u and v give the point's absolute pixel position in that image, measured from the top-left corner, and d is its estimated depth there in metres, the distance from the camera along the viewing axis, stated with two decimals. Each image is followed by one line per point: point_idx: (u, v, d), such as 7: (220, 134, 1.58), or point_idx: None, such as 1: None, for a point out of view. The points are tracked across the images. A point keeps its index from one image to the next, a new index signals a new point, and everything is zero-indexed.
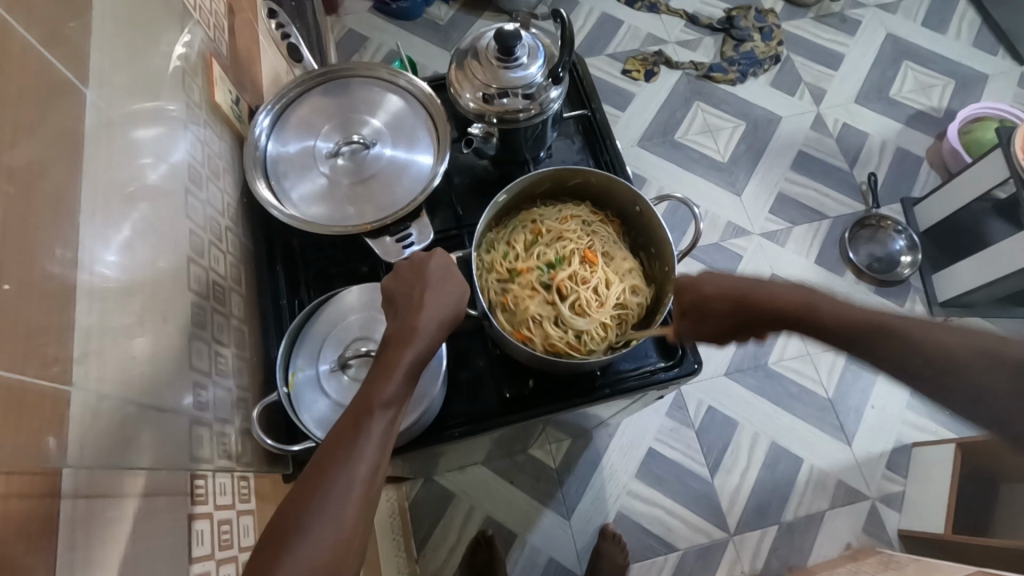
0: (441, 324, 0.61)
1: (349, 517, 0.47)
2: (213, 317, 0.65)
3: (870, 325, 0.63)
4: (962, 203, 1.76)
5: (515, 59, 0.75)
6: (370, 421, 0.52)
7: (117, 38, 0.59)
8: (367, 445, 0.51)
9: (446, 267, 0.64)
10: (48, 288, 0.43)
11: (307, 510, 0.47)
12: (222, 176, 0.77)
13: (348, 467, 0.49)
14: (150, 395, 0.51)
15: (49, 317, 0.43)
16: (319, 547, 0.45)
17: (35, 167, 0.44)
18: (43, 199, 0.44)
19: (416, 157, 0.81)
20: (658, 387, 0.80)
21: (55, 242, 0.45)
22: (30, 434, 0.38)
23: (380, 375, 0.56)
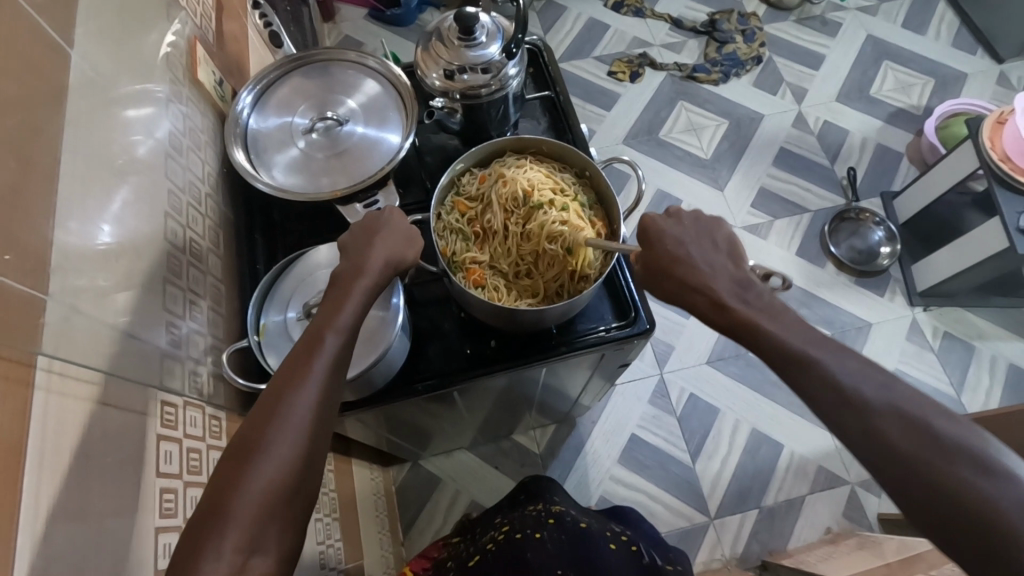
0: (388, 269, 0.66)
1: (308, 435, 0.52)
2: (189, 269, 0.71)
3: (827, 342, 0.58)
4: (937, 194, 1.80)
5: (475, 39, 0.81)
6: (321, 352, 0.57)
7: (105, 11, 0.65)
8: (322, 373, 0.55)
9: (396, 220, 0.69)
10: (33, 211, 0.49)
11: (267, 429, 0.51)
12: (204, 149, 0.83)
13: (305, 392, 0.54)
14: (124, 323, 0.56)
15: (33, 234, 0.48)
16: (280, 460, 0.50)
17: (28, 117, 0.50)
18: (36, 139, 0.51)
19: (385, 133, 0.87)
20: (613, 347, 0.84)
21: (41, 173, 0.51)
22: (14, 337, 0.43)
23: (329, 314, 0.60)
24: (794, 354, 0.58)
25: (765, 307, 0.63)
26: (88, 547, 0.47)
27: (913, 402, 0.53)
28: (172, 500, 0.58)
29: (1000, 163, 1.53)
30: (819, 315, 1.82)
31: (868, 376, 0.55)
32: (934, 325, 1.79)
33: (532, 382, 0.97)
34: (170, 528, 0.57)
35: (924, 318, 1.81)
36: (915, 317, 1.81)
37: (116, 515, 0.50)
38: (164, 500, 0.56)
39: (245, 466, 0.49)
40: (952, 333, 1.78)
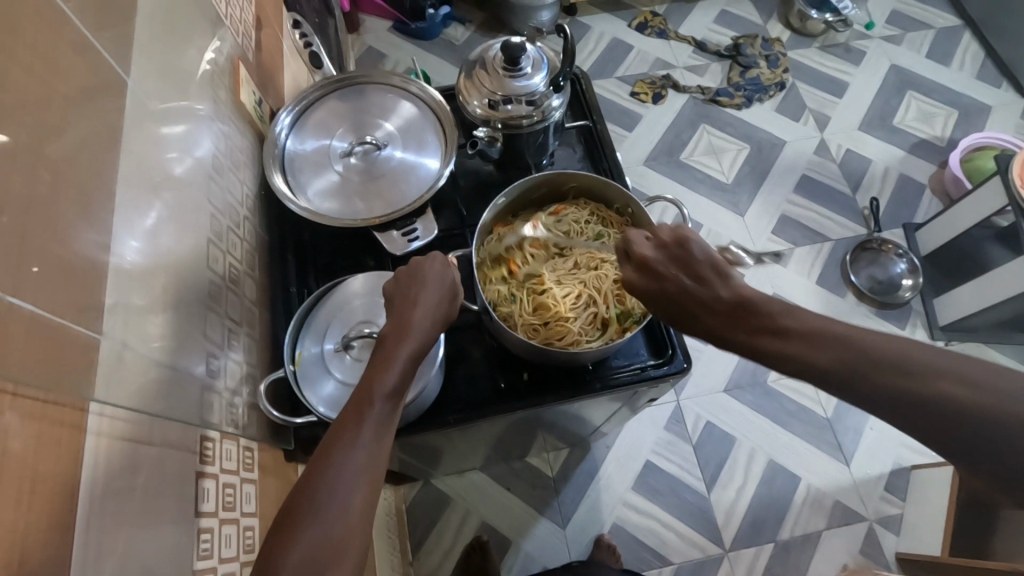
0: (435, 322, 0.65)
1: (359, 499, 0.50)
2: (227, 295, 0.70)
3: (854, 357, 0.53)
4: (961, 229, 1.79)
5: (520, 69, 0.80)
6: (372, 412, 0.55)
7: (156, 37, 0.65)
8: (369, 433, 0.54)
9: (441, 268, 0.68)
10: (84, 258, 0.47)
11: (319, 491, 0.50)
12: (243, 169, 0.82)
13: (356, 454, 0.52)
14: (166, 356, 0.55)
15: (83, 283, 0.47)
16: (332, 526, 0.48)
17: (82, 148, 0.49)
18: (86, 159, 0.49)
19: (423, 159, 0.86)
20: (647, 386, 0.83)
21: (95, 216, 0.50)
22: (68, 379, 0.42)
23: (377, 369, 0.59)
24: (841, 381, 0.53)
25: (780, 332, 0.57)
26: None
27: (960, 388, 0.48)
28: (209, 539, 0.56)
29: None
30: None
31: (902, 378, 0.51)
32: None
33: (560, 412, 0.95)
34: (207, 569, 0.55)
35: None
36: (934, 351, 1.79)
37: (158, 558, 0.49)
38: (203, 540, 0.55)
39: (294, 534, 0.47)
40: None
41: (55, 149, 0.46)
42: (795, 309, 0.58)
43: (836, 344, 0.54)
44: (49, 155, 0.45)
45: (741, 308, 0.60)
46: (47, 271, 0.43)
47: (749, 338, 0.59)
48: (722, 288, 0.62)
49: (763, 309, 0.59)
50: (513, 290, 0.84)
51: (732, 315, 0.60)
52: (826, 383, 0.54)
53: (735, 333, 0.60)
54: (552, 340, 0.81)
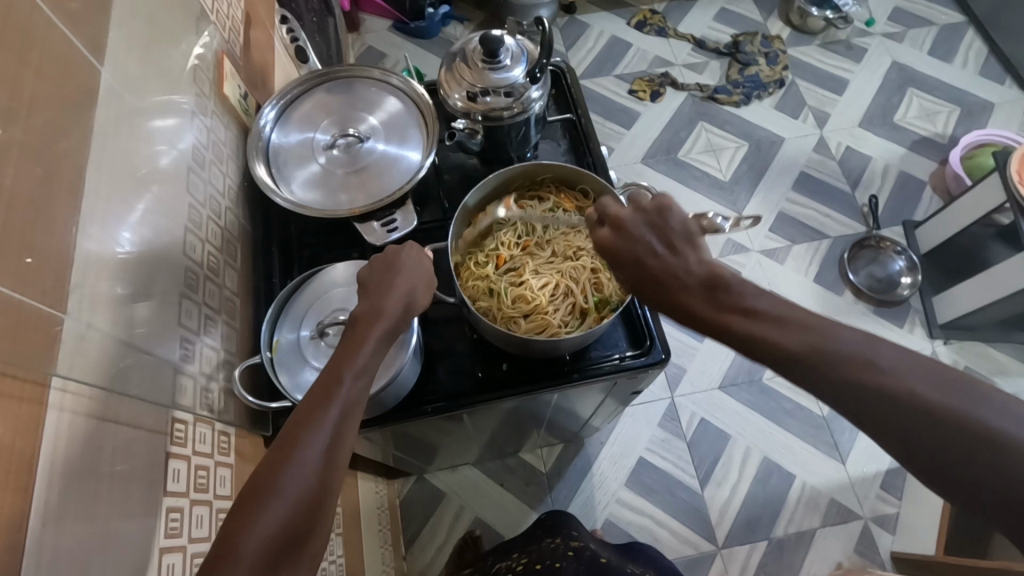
0: (408, 310, 0.66)
1: (321, 481, 0.51)
2: (206, 283, 0.71)
3: (813, 341, 0.52)
4: (961, 226, 1.77)
5: (499, 62, 0.81)
6: (340, 394, 0.56)
7: (138, 30, 0.66)
8: (335, 415, 0.55)
9: (416, 258, 0.69)
10: (59, 244, 0.49)
11: (280, 472, 0.51)
12: (226, 162, 0.84)
13: (322, 435, 0.53)
14: (139, 340, 0.57)
15: (56, 264, 0.48)
16: (293, 505, 0.49)
17: (55, 135, 0.50)
18: (60, 148, 0.51)
19: (405, 151, 0.87)
20: (626, 377, 0.83)
21: (70, 203, 0.51)
22: (35, 363, 0.44)
23: (347, 353, 0.60)
24: (800, 369, 0.52)
25: (748, 312, 0.55)
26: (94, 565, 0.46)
27: (922, 388, 0.47)
28: (177, 519, 0.57)
29: None
30: None
31: (856, 369, 0.49)
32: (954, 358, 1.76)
33: (542, 404, 0.96)
34: (175, 547, 0.56)
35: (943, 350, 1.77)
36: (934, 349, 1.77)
37: (124, 532, 0.50)
38: (170, 519, 0.56)
39: (255, 510, 0.48)
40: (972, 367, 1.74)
41: (27, 141, 0.47)
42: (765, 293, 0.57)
43: (801, 329, 0.53)
44: (22, 145, 0.47)
45: (712, 284, 0.57)
46: (22, 261, 0.45)
47: (715, 318, 0.57)
48: (701, 266, 0.59)
49: (735, 288, 0.57)
50: (492, 282, 0.86)
51: (710, 289, 0.58)
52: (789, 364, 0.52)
53: (704, 311, 0.57)
54: (532, 330, 0.82)
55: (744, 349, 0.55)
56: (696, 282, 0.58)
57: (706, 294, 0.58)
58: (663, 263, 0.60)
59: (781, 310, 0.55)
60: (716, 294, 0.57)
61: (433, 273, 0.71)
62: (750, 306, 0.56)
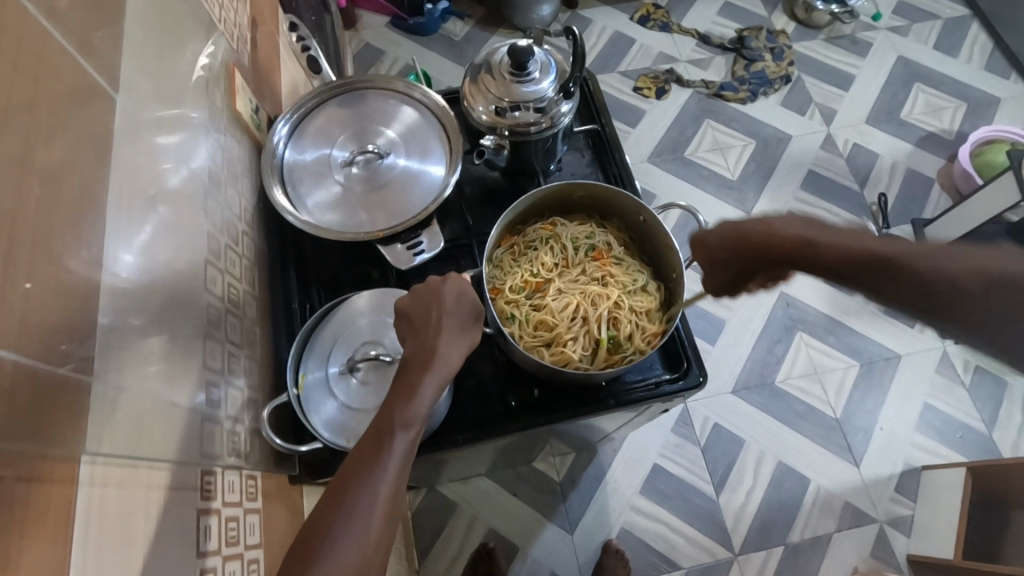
0: (459, 352, 0.62)
1: (374, 531, 0.48)
2: (227, 317, 0.67)
3: None
4: (972, 224, 1.76)
5: (527, 74, 0.77)
6: (393, 441, 0.53)
7: (145, 44, 0.62)
8: (390, 464, 0.52)
9: (465, 291, 0.66)
10: (65, 278, 0.45)
11: (333, 524, 0.47)
12: (240, 181, 0.79)
13: (375, 484, 0.50)
14: (163, 389, 0.53)
15: (64, 306, 0.44)
16: (348, 557, 0.46)
17: (57, 158, 0.46)
18: (67, 190, 0.46)
19: (428, 167, 0.83)
20: (662, 402, 0.80)
21: (72, 231, 0.47)
22: (52, 431, 0.40)
23: (400, 397, 0.57)
24: None
25: None
26: None
27: None
28: None
29: None
30: (847, 345, 1.77)
31: None
32: (964, 357, 1.76)
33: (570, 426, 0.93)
34: None
35: (954, 349, 1.77)
36: (945, 349, 1.77)
37: None
38: None
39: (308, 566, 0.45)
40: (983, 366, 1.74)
41: (27, 161, 0.42)
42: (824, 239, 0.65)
43: None
44: (23, 166, 0.42)
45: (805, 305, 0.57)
46: (21, 288, 0.40)
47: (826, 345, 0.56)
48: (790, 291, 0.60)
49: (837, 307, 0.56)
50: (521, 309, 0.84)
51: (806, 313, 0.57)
52: None
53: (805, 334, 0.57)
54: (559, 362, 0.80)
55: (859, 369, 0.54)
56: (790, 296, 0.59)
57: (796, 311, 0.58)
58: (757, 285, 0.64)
59: None
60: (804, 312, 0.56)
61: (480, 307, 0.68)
62: None
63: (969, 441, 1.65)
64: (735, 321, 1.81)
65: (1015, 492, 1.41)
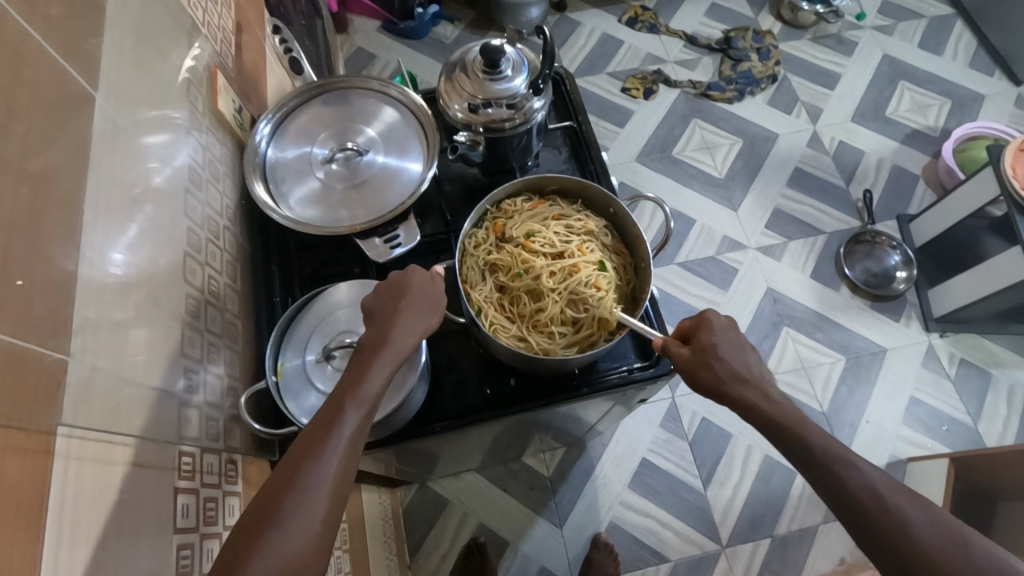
0: (413, 337, 0.64)
1: (319, 514, 0.50)
2: (208, 308, 0.69)
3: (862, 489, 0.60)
4: (956, 219, 1.78)
5: (500, 72, 0.80)
6: (341, 424, 0.55)
7: (128, 47, 0.64)
8: (338, 447, 0.54)
9: (424, 281, 0.68)
10: (52, 272, 0.47)
11: (279, 508, 0.49)
12: (223, 179, 0.82)
13: (323, 468, 0.52)
14: (142, 374, 0.55)
15: (51, 299, 0.46)
16: (295, 537, 0.48)
17: (46, 164, 0.48)
18: (53, 195, 0.48)
19: (406, 164, 0.85)
20: (635, 389, 0.82)
21: (63, 230, 0.49)
22: (35, 410, 0.42)
23: (351, 382, 0.59)
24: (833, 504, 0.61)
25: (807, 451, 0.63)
26: None
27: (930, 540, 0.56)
28: (188, 556, 0.55)
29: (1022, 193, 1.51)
30: (833, 340, 1.79)
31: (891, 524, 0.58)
32: (950, 351, 1.77)
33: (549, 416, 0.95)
34: None
35: (939, 343, 1.79)
36: (930, 343, 1.79)
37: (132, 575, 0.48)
38: (182, 556, 0.54)
39: (252, 548, 0.47)
40: (968, 359, 1.76)
41: (16, 165, 0.45)
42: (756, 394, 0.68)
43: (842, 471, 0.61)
44: (12, 170, 0.45)
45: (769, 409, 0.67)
46: (12, 284, 0.43)
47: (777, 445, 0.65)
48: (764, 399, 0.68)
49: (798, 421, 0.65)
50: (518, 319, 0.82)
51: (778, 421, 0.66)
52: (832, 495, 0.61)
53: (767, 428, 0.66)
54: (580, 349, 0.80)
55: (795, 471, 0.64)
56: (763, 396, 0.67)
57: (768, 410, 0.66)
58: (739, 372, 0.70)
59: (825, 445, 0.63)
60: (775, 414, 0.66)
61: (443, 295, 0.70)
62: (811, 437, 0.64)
63: (955, 434, 1.66)
64: None
65: (999, 482, 1.43)
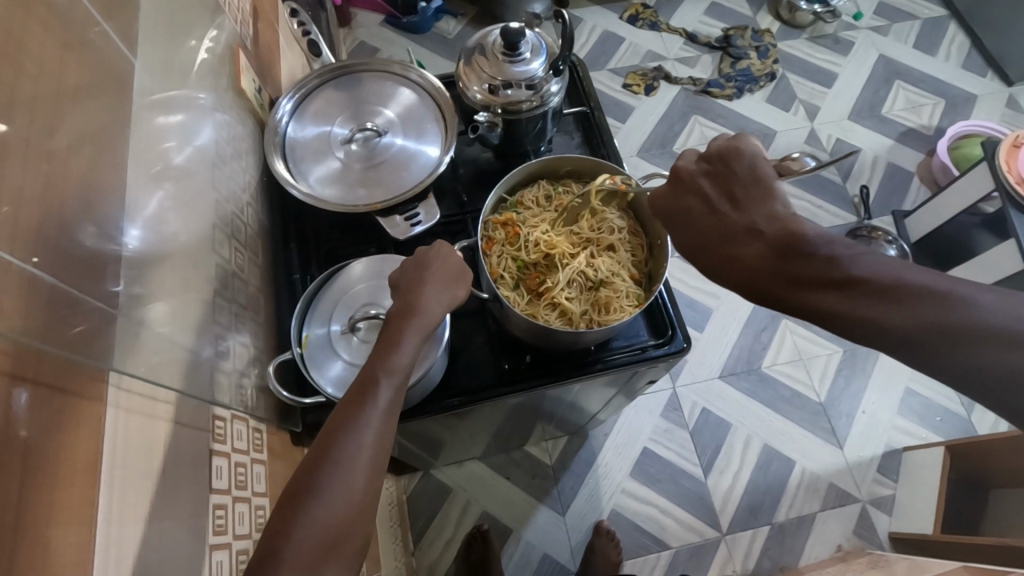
0: (440, 307, 0.65)
1: (359, 477, 0.52)
2: (234, 280, 0.70)
3: (925, 315, 0.52)
4: (950, 215, 1.81)
5: (518, 54, 0.81)
6: (375, 392, 0.57)
7: (156, 24, 0.65)
8: (374, 414, 0.55)
9: (448, 253, 0.69)
10: (74, 249, 0.46)
11: (319, 472, 0.51)
12: (244, 157, 0.83)
13: (359, 433, 0.54)
14: (176, 338, 0.56)
15: (78, 270, 0.46)
16: (335, 503, 0.50)
17: (62, 147, 0.46)
18: (77, 170, 0.48)
19: (424, 145, 0.87)
20: (648, 367, 0.84)
21: (83, 204, 0.48)
22: (65, 368, 0.42)
23: (382, 353, 0.60)
24: (881, 336, 0.54)
25: (837, 279, 0.57)
26: (152, 550, 0.47)
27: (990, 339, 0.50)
28: (222, 515, 0.57)
29: (1016, 186, 1.54)
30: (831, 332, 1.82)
31: (949, 337, 0.51)
32: None
33: (561, 397, 0.97)
34: (221, 545, 0.56)
35: None
36: None
37: (173, 528, 0.50)
38: (216, 516, 0.56)
39: (297, 510, 0.49)
40: None
41: (45, 145, 0.44)
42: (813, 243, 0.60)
43: (894, 293, 0.54)
44: (40, 151, 0.44)
45: (789, 244, 0.61)
46: (29, 262, 0.41)
47: (792, 286, 0.59)
48: (771, 224, 0.63)
49: (815, 249, 0.59)
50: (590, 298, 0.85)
51: (787, 256, 0.60)
52: (872, 327, 0.54)
53: (777, 277, 0.60)
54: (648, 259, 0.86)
55: (823, 316, 0.57)
56: (769, 243, 0.62)
57: (779, 258, 0.61)
58: (731, 222, 0.65)
59: (869, 272, 0.56)
60: (791, 259, 0.60)
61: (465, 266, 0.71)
62: (834, 268, 0.58)
63: (949, 424, 1.70)
64: (723, 309, 1.86)
65: (991, 469, 1.46)
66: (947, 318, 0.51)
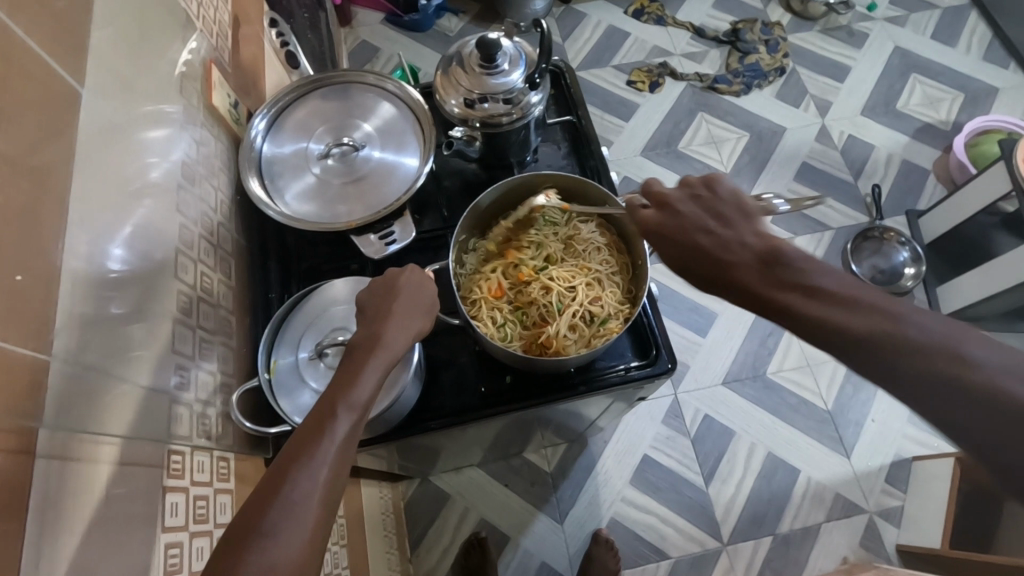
0: (404, 338, 0.64)
1: (311, 514, 0.49)
2: (200, 305, 0.69)
3: (882, 325, 0.50)
4: (967, 215, 1.74)
5: (496, 66, 0.78)
6: (332, 425, 0.55)
7: (121, 45, 0.64)
8: (330, 448, 0.53)
9: (416, 280, 0.69)
10: (15, 281, 0.45)
11: (268, 510, 0.48)
12: (219, 175, 0.81)
13: (312, 468, 0.51)
14: (131, 371, 0.55)
15: (22, 307, 0.45)
16: (281, 544, 0.47)
17: (48, 160, 0.50)
18: (22, 205, 0.47)
19: (402, 159, 0.85)
20: (633, 388, 0.81)
21: (43, 232, 0.48)
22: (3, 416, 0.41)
23: (342, 386, 0.59)
24: (837, 344, 0.51)
25: (800, 283, 0.55)
26: None
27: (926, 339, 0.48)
28: (177, 554, 0.56)
29: None
30: None
31: (900, 350, 0.48)
32: None
33: (547, 415, 0.95)
34: None
35: None
36: None
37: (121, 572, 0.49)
38: (171, 555, 0.55)
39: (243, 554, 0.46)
40: None
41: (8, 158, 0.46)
42: (744, 263, 0.59)
43: (855, 302, 0.52)
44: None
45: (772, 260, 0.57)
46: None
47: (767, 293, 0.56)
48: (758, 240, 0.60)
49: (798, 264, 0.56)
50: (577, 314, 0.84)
51: (766, 265, 0.57)
52: (828, 333, 0.52)
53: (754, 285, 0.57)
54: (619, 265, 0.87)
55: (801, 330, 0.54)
56: (753, 258, 0.58)
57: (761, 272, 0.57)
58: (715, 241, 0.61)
59: (836, 285, 0.54)
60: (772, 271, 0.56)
61: (434, 300, 0.71)
62: (812, 282, 0.54)
63: None
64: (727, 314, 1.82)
65: None
66: (903, 328, 0.49)
